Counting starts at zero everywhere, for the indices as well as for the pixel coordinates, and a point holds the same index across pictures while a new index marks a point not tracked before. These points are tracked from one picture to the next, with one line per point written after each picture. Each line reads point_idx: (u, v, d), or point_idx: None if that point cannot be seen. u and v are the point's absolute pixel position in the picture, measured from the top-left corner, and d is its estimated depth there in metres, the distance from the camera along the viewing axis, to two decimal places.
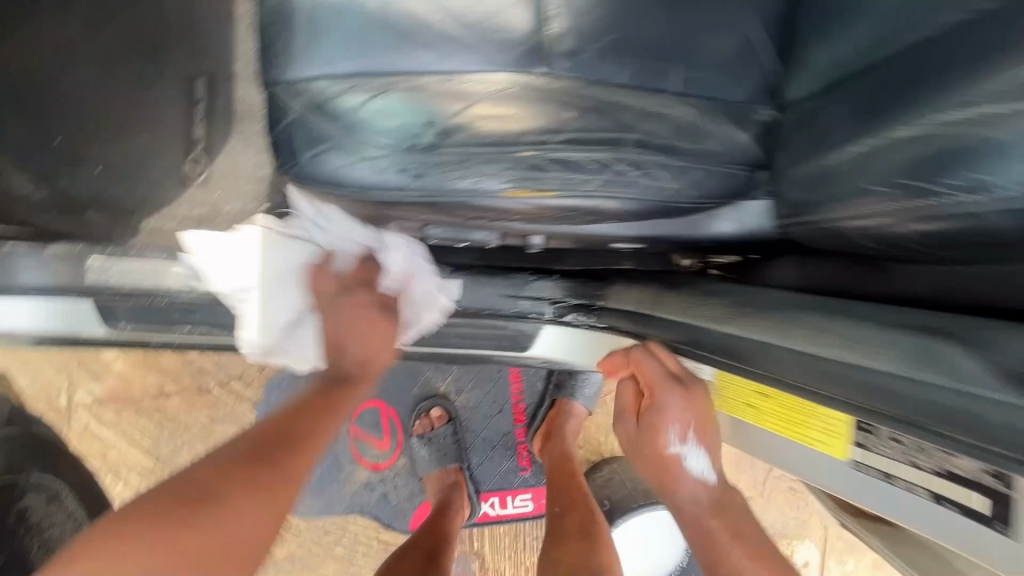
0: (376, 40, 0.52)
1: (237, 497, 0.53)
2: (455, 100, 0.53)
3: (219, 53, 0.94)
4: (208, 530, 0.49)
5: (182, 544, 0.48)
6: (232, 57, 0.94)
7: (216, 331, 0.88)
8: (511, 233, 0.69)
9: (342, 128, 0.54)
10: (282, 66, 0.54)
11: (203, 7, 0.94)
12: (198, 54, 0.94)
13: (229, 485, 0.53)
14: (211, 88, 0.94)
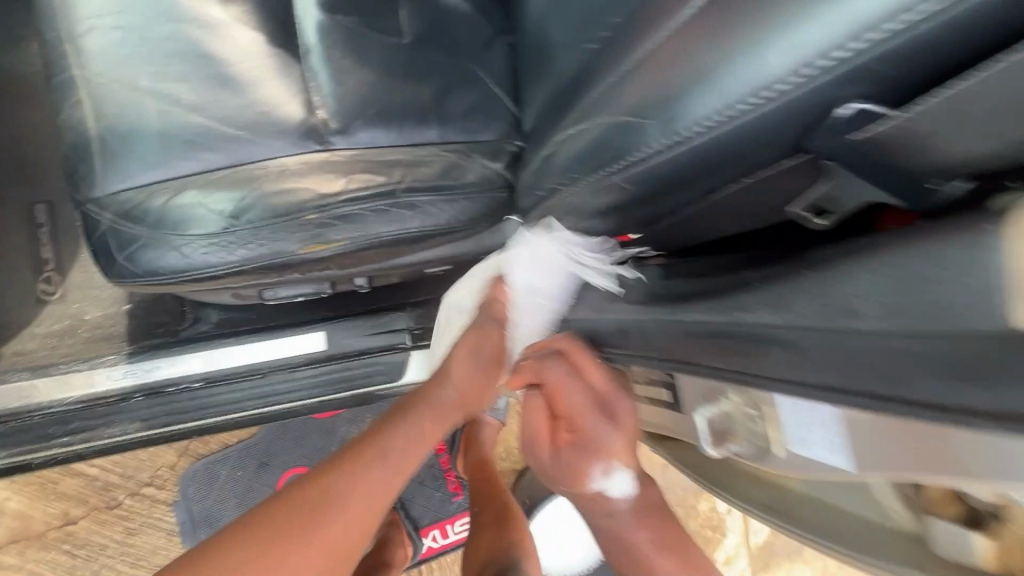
0: (167, 152, 0.64)
1: (336, 501, 0.54)
2: (243, 186, 0.65)
3: (52, 178, 1.00)
4: (321, 534, 0.52)
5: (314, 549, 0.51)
6: (67, 179, 1.00)
7: (94, 435, 0.93)
8: (340, 280, 0.80)
9: (151, 226, 0.64)
10: (89, 188, 0.64)
11: (29, 139, 1.00)
12: (31, 182, 1.00)
13: (332, 514, 0.54)
14: (50, 212, 1.00)
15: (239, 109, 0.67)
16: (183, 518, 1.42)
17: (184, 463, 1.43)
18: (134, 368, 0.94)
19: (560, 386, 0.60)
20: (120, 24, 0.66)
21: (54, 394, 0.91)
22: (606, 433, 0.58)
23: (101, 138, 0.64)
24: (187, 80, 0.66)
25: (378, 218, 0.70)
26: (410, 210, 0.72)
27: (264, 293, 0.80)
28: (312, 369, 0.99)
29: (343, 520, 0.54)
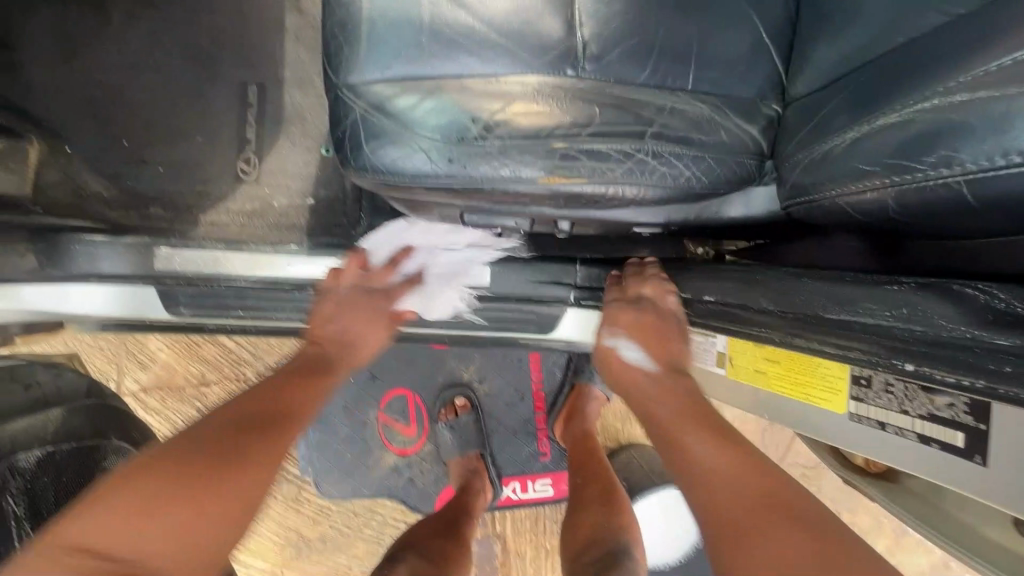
0: (427, 47, 0.60)
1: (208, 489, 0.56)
2: (497, 99, 0.60)
3: (269, 61, 1.01)
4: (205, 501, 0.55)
5: (189, 505, 0.54)
6: (282, 64, 1.01)
7: (265, 315, 0.96)
8: (541, 219, 0.76)
9: (398, 122, 0.61)
10: (346, 71, 0.61)
11: (256, 19, 1.02)
12: (250, 62, 1.01)
13: (144, 478, 0.54)
14: (261, 94, 1.01)
15: (505, 15, 0.61)
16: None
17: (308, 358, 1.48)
18: (308, 266, 0.95)
19: (616, 302, 0.77)
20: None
21: (238, 270, 0.95)
22: (631, 316, 0.74)
23: (366, 18, 0.60)
24: None
25: (622, 162, 0.63)
26: (656, 159, 0.63)
27: (463, 216, 0.77)
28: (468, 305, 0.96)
29: (196, 473, 0.56)
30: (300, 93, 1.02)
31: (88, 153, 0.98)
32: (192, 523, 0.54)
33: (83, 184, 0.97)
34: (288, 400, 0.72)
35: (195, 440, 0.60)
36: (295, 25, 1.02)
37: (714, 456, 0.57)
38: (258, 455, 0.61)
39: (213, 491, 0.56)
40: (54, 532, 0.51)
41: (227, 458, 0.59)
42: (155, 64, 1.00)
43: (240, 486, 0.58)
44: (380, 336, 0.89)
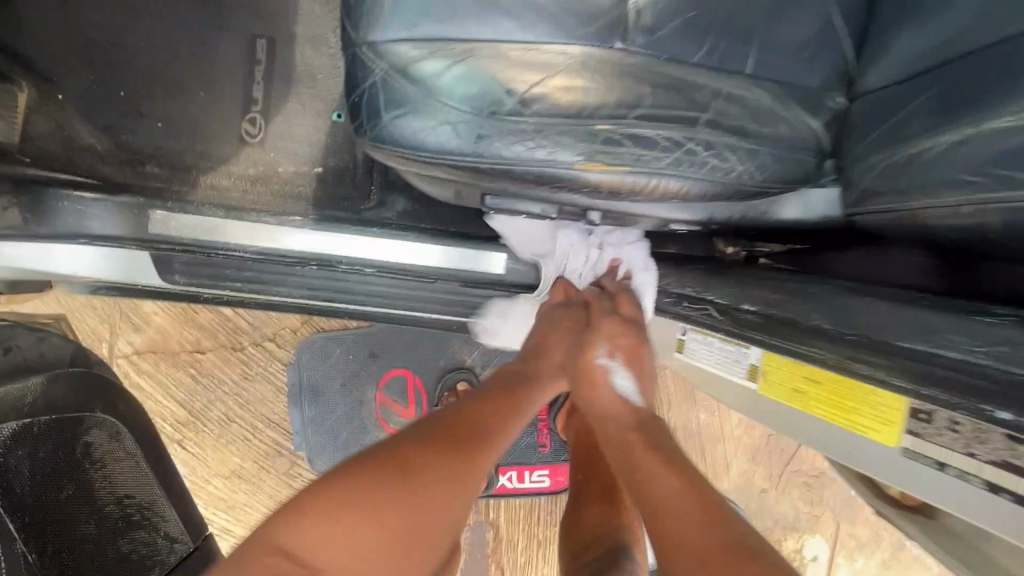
0: (462, 7, 0.53)
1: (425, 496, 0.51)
2: (536, 71, 0.53)
3: (281, 14, 0.93)
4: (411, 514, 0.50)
5: (384, 525, 0.48)
6: (295, 18, 0.93)
7: (263, 289, 0.91)
8: (570, 207, 0.70)
9: (424, 89, 0.53)
10: (368, 26, 0.54)
11: None
12: (260, 13, 0.93)
13: (377, 501, 0.49)
14: (270, 49, 0.94)
15: None
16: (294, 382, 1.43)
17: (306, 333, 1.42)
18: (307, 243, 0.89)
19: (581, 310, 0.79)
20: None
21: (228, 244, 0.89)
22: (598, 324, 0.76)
23: None
24: None
25: (671, 151, 0.56)
26: (708, 150, 0.57)
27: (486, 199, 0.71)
28: (477, 290, 0.92)
29: (401, 493, 0.50)
30: (312, 51, 0.95)
31: (81, 101, 0.90)
32: (382, 542, 0.48)
33: (74, 134, 0.89)
34: (477, 410, 0.63)
35: (405, 450, 0.54)
36: None
37: (675, 481, 0.54)
38: (439, 462, 0.54)
39: (412, 509, 0.50)
40: (265, 528, 0.47)
41: (419, 469, 0.53)
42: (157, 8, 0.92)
43: (437, 509, 0.52)
44: (565, 343, 0.76)
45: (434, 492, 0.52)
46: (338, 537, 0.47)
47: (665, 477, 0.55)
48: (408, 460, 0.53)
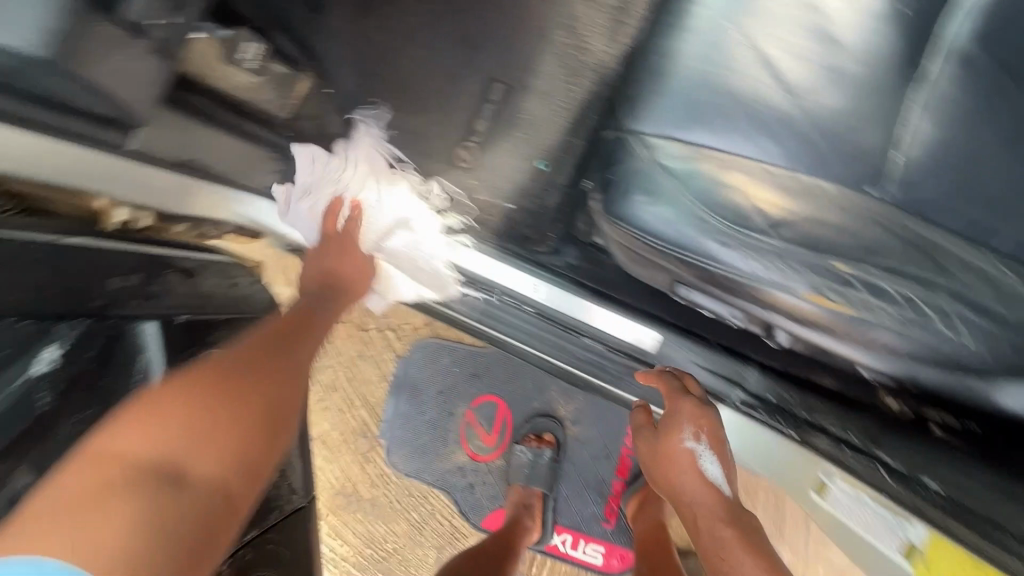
0: (736, 124, 0.57)
1: (220, 404, 0.55)
2: (784, 198, 0.56)
3: (520, 67, 1.02)
4: (245, 404, 0.57)
5: (216, 412, 0.55)
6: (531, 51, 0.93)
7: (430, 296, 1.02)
8: (758, 320, 0.69)
9: (680, 187, 0.57)
10: (641, 115, 0.59)
11: (527, 18, 1.02)
12: (505, 62, 1.03)
13: (172, 403, 0.53)
14: (504, 94, 1.03)
15: (833, 112, 0.57)
16: (398, 373, 1.38)
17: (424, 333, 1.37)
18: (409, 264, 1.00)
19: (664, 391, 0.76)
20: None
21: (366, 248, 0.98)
22: (674, 409, 0.73)
23: (680, 82, 0.59)
24: (800, 53, 0.58)
25: (899, 305, 0.56)
26: (940, 318, 0.55)
27: (676, 287, 0.71)
28: (616, 356, 0.94)
29: (244, 409, 0.57)
30: (538, 103, 1.02)
31: (341, 100, 1.05)
32: (247, 420, 0.56)
33: (326, 122, 1.04)
34: (302, 333, 0.75)
35: (236, 355, 0.63)
36: (558, 34, 1.00)
37: (754, 569, 0.60)
38: (222, 395, 0.56)
39: (242, 403, 0.57)
40: (30, 507, 0.42)
41: (227, 370, 0.60)
42: (426, 33, 1.04)
43: (241, 411, 0.57)
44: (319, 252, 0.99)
45: (236, 405, 0.57)
46: (147, 429, 0.50)
47: (751, 570, 0.60)
48: (224, 367, 0.60)
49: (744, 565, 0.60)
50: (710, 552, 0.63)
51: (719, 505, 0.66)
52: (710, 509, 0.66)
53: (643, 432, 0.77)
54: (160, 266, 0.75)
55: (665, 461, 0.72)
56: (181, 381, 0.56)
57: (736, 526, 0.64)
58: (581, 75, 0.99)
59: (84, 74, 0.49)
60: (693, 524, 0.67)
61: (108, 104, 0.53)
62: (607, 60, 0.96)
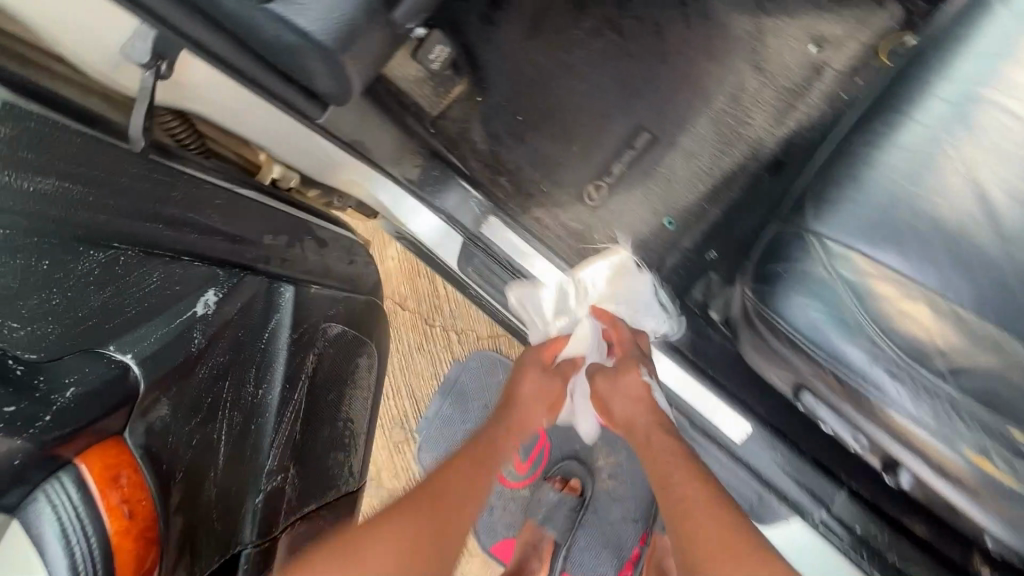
0: (932, 256, 0.54)
1: (402, 525, 0.64)
2: (967, 342, 0.53)
3: (672, 121, 1.01)
4: (433, 517, 0.67)
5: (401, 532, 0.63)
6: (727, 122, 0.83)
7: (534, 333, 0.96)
8: (882, 455, 0.64)
9: (859, 304, 0.55)
10: (828, 219, 0.57)
11: (692, 77, 1.01)
12: (658, 113, 1.02)
13: (377, 555, 0.61)
14: (648, 144, 1.02)
15: None
16: (449, 376, 1.24)
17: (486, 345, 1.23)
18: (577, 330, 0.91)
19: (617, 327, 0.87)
20: (993, 101, 0.56)
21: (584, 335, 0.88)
22: (631, 352, 0.84)
23: (880, 194, 0.57)
24: (1016, 198, 0.55)
25: None
26: None
27: (799, 391, 0.68)
28: (700, 437, 0.90)
29: (438, 517, 0.67)
30: (680, 161, 1.00)
31: (488, 109, 1.06)
32: (423, 531, 0.64)
33: (469, 129, 1.05)
34: (483, 451, 0.76)
35: (438, 476, 0.72)
36: (721, 100, 0.98)
37: (712, 511, 0.68)
38: (429, 508, 0.67)
39: (431, 519, 0.66)
40: None
41: (383, 522, 0.64)
42: (590, 69, 1.05)
43: (427, 521, 0.66)
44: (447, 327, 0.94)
45: (419, 518, 0.65)
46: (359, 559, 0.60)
47: (701, 501, 0.69)
48: (414, 495, 0.68)
49: (699, 524, 0.67)
50: (668, 494, 0.72)
51: (684, 466, 0.73)
52: (669, 449, 0.76)
53: (604, 370, 0.85)
54: (301, 230, 0.77)
55: (629, 401, 0.82)
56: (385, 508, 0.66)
57: (677, 462, 0.74)
58: (732, 145, 0.97)
59: (345, 66, 0.54)
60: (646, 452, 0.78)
61: (343, 90, 0.58)
62: (766, 138, 0.95)
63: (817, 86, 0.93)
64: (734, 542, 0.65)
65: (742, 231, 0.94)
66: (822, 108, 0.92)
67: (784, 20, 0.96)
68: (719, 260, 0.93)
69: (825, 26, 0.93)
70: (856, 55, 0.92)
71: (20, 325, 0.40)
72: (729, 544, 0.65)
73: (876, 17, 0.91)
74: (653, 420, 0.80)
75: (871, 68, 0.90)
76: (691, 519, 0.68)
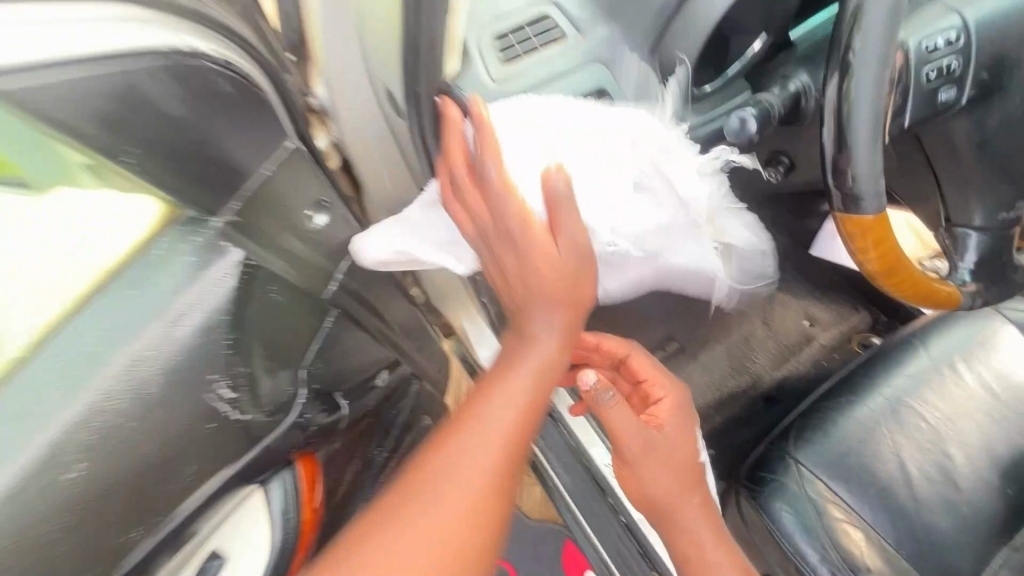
0: (873, 499, 0.78)
1: (464, 440, 0.47)
2: (894, 570, 0.74)
3: (697, 340, 1.29)
4: (453, 454, 0.46)
5: (461, 479, 0.45)
6: (861, 370, 0.88)
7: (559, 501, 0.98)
8: None
9: (818, 516, 0.77)
10: (804, 450, 0.81)
11: (721, 314, 1.31)
12: (689, 331, 1.29)
13: (435, 490, 0.44)
14: (677, 351, 1.28)
15: (943, 534, 0.76)
16: None
17: None
18: (599, 204, 0.60)
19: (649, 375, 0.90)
20: (913, 402, 0.83)
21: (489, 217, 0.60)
22: (666, 399, 0.89)
23: (845, 444, 0.81)
24: (929, 476, 0.79)
25: None
26: None
27: None
28: None
29: (471, 491, 0.45)
30: (699, 372, 1.27)
31: None
32: (473, 530, 0.44)
33: None
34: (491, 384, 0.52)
35: (528, 368, 0.54)
36: (737, 337, 1.30)
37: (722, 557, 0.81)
38: (470, 407, 0.50)
39: (473, 513, 0.45)
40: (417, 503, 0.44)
41: (460, 421, 0.49)
42: None
43: (487, 457, 0.47)
44: (628, 413, 0.83)
45: (474, 448, 0.47)
46: (432, 503, 0.44)
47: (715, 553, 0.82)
48: (489, 390, 0.52)
49: (700, 529, 0.83)
50: (665, 490, 0.83)
51: (688, 476, 0.85)
52: (683, 474, 0.85)
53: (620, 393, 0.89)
54: None
55: (672, 480, 0.84)
56: (478, 398, 0.51)
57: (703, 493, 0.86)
58: (740, 373, 1.26)
59: None
60: (677, 500, 0.83)
61: None
62: (767, 375, 1.26)
63: (806, 350, 1.28)
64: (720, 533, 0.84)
65: (737, 440, 1.19)
66: (808, 365, 1.26)
67: (788, 296, 1.32)
68: (716, 457, 1.18)
69: (816, 310, 1.31)
70: (837, 336, 1.28)
71: (320, 365, 0.66)
72: (717, 532, 0.83)
73: (850, 315, 1.30)
74: (704, 514, 0.84)
75: (846, 349, 1.27)
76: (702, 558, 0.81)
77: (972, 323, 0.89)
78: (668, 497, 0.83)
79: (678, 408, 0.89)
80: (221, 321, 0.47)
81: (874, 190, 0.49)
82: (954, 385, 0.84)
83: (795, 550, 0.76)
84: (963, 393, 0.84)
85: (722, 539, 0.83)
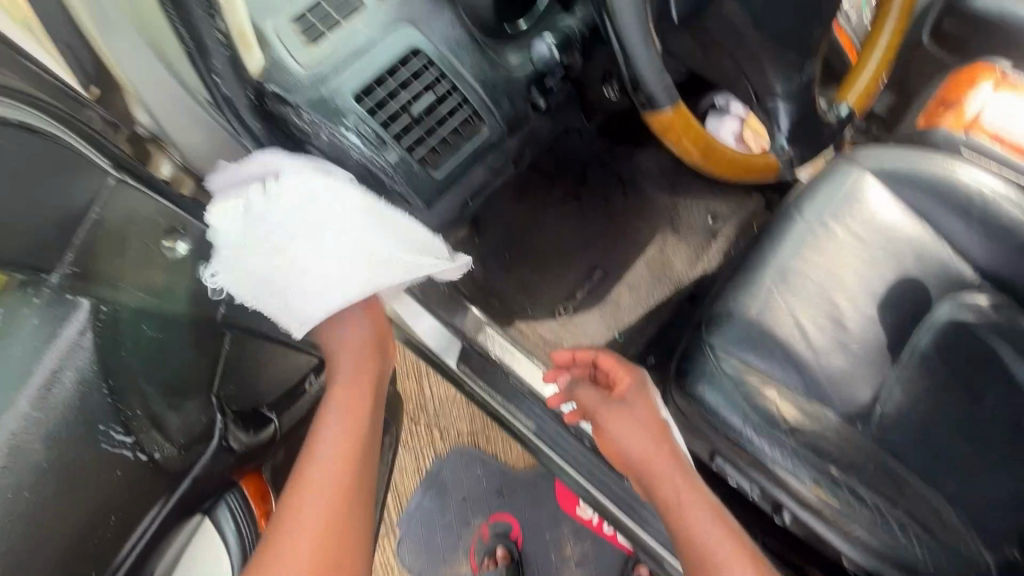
0: (777, 354, 0.87)
1: (289, 508, 0.57)
2: (808, 412, 0.84)
3: (618, 261, 1.34)
4: (288, 524, 0.55)
5: (305, 535, 0.55)
6: (754, 248, 0.94)
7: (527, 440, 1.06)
8: (771, 500, 0.86)
9: (736, 386, 0.84)
10: (715, 333, 0.88)
11: (635, 232, 1.37)
12: (606, 256, 1.34)
13: (281, 547, 0.54)
14: (602, 276, 1.32)
15: (840, 369, 0.87)
16: (433, 468, 1.35)
17: (466, 441, 1.37)
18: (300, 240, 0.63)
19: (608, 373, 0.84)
20: (798, 262, 0.91)
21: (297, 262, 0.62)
22: (635, 385, 0.81)
23: (748, 318, 0.88)
24: (820, 324, 0.89)
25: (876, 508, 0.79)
26: (900, 527, 0.78)
27: (714, 457, 0.90)
28: None
29: (330, 509, 0.57)
30: (628, 290, 1.33)
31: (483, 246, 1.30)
32: (320, 561, 0.53)
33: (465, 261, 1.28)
34: (310, 456, 0.61)
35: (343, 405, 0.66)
36: (654, 248, 1.36)
37: (713, 525, 0.67)
38: (297, 476, 0.60)
39: (322, 541, 0.55)
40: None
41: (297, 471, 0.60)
42: (562, 221, 1.34)
43: (321, 520, 0.56)
44: (616, 413, 0.79)
45: (303, 506, 0.56)
46: (270, 571, 0.52)
47: (710, 524, 0.67)
48: (318, 446, 0.62)
49: (682, 493, 0.70)
50: (648, 474, 0.74)
51: (662, 447, 0.75)
52: (658, 446, 0.75)
53: (587, 395, 0.84)
54: None
55: (645, 437, 0.76)
56: (307, 459, 0.61)
57: (680, 458, 0.74)
58: (663, 281, 1.34)
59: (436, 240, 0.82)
60: (654, 469, 0.73)
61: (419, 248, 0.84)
62: (687, 276, 1.34)
63: (715, 244, 1.37)
64: (703, 494, 0.70)
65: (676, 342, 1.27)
66: (719, 257, 1.36)
67: (690, 198, 1.39)
68: (658, 363, 1.25)
69: (717, 205, 1.39)
70: (739, 224, 1.38)
71: (232, 385, 0.66)
72: (700, 495, 0.70)
73: (745, 202, 1.39)
74: (680, 471, 0.72)
75: (750, 234, 1.37)
76: (685, 520, 0.68)
77: (835, 177, 0.96)
78: (646, 474, 0.74)
79: (641, 384, 0.82)
80: (91, 372, 0.50)
81: (666, 85, 0.55)
82: (826, 239, 0.92)
83: (724, 422, 0.84)
84: (837, 245, 0.92)
85: (727, 522, 0.67)
